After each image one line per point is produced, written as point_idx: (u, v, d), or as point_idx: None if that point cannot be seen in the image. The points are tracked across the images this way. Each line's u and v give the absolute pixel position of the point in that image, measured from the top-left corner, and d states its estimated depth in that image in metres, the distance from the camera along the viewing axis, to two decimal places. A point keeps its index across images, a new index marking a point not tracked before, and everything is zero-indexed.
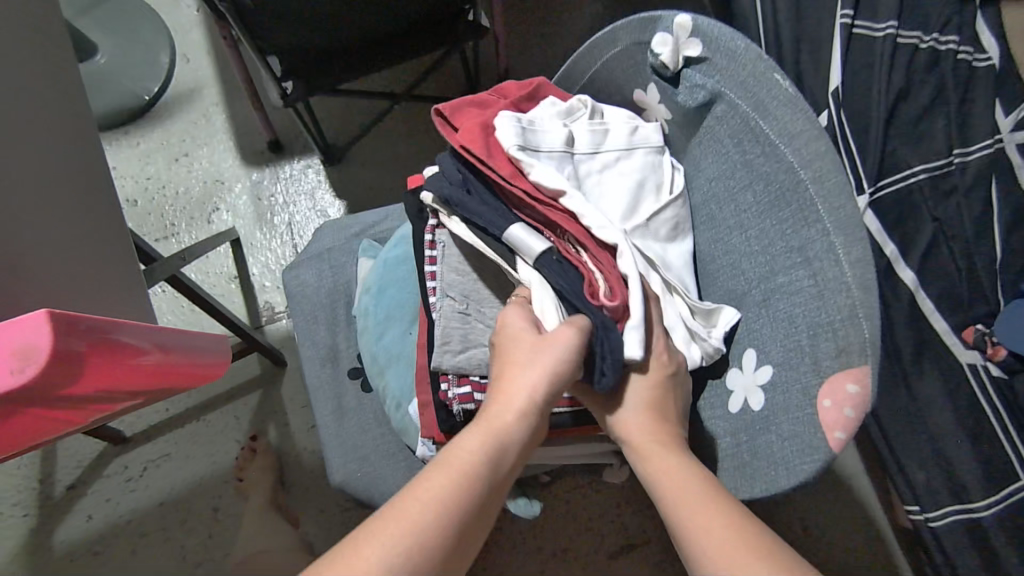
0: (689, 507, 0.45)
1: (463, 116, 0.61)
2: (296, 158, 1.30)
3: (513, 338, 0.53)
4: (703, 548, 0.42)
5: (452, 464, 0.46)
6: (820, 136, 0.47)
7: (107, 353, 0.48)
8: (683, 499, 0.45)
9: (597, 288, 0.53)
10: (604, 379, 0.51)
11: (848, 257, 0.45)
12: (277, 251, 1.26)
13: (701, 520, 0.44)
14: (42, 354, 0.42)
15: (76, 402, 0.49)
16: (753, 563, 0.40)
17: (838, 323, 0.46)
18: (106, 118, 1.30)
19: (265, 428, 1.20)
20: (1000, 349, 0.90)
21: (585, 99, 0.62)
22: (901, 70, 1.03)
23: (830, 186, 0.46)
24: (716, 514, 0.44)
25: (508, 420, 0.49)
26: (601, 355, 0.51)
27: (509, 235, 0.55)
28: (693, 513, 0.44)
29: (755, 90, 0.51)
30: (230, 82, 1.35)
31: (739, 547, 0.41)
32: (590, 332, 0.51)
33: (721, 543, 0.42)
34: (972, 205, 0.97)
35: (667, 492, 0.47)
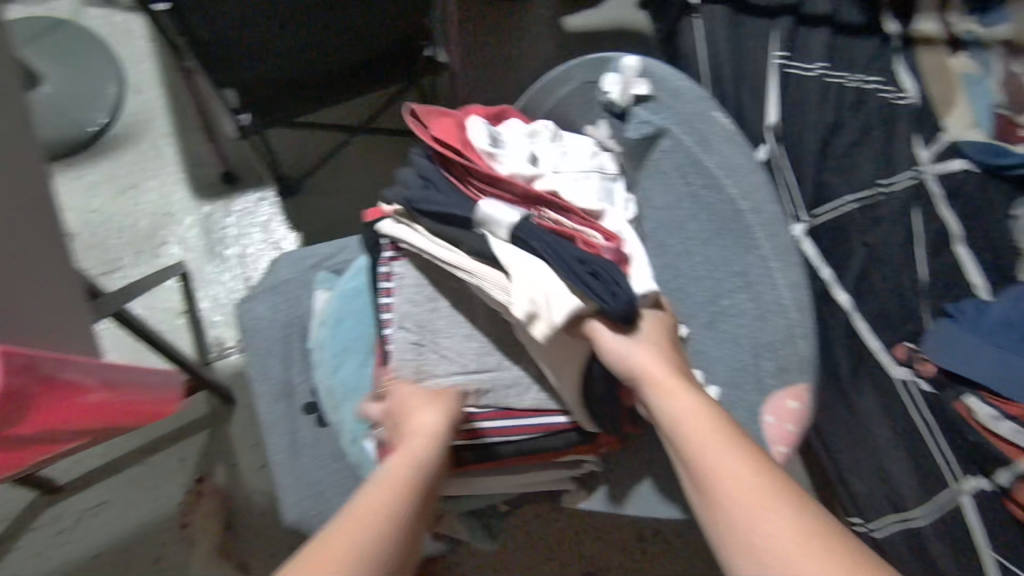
0: (719, 462, 0.44)
1: (430, 118, 0.62)
2: (248, 190, 1.28)
3: (408, 393, 0.59)
4: (736, 503, 0.42)
5: (390, 483, 0.49)
6: (755, 169, 0.53)
7: (45, 389, 0.47)
8: (710, 453, 0.45)
9: (589, 241, 0.55)
10: (619, 296, 0.51)
11: (784, 277, 0.50)
12: (228, 284, 1.24)
13: (732, 476, 0.43)
14: None
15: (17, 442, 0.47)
16: (776, 509, 0.41)
17: (779, 340, 0.50)
18: (48, 149, 1.26)
19: (213, 468, 1.16)
20: (929, 364, 0.95)
21: (548, 124, 0.64)
22: (830, 108, 1.10)
23: (767, 213, 0.52)
24: (740, 459, 0.44)
25: (428, 448, 0.54)
26: (611, 287, 0.51)
27: (481, 211, 0.55)
28: (717, 456, 0.44)
29: (699, 127, 0.56)
30: (181, 114, 1.33)
31: (770, 501, 0.41)
32: (599, 261, 0.52)
33: (754, 499, 0.42)
34: (899, 231, 1.03)
35: (688, 432, 0.47)
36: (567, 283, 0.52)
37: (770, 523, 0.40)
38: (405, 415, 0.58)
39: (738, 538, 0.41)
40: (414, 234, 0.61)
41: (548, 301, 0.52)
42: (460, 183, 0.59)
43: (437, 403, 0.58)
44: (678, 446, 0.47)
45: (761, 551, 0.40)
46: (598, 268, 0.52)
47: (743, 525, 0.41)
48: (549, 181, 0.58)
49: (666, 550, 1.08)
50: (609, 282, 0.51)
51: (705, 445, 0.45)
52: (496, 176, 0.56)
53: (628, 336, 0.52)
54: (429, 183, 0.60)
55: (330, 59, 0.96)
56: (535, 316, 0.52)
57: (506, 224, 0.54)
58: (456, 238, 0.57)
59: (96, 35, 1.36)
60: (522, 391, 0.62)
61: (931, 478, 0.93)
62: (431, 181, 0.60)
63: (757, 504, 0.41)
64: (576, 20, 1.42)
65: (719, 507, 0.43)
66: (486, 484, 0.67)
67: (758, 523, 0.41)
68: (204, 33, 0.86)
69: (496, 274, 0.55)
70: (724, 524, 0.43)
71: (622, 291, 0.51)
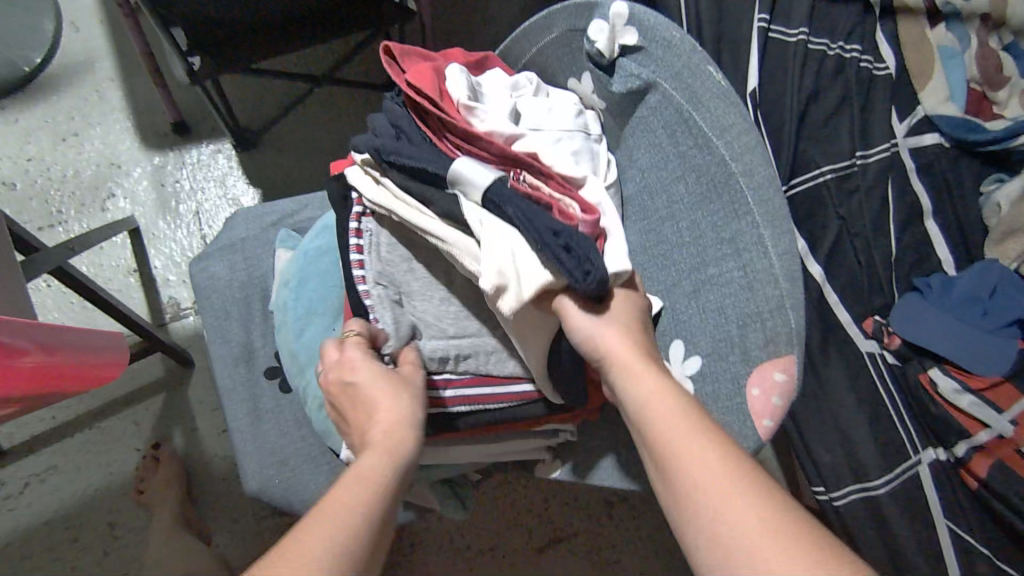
0: (680, 445, 0.43)
1: (412, 62, 0.59)
2: (203, 142, 1.20)
3: (370, 377, 0.53)
4: (699, 489, 0.41)
5: (364, 483, 0.45)
6: (750, 131, 0.47)
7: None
8: (671, 436, 0.43)
9: (565, 210, 0.52)
10: (591, 276, 0.46)
11: (776, 248, 0.46)
12: (183, 241, 1.17)
13: (693, 460, 0.42)
14: None
15: None
16: (739, 496, 0.39)
17: (766, 313, 0.47)
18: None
19: (170, 433, 1.11)
20: (896, 338, 0.98)
21: (531, 76, 0.61)
22: (811, 76, 1.08)
23: (759, 179, 0.47)
24: (706, 444, 0.42)
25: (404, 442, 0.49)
26: (586, 262, 0.47)
27: (454, 169, 0.52)
28: (685, 444, 0.43)
29: (690, 82, 0.51)
30: (127, 56, 1.22)
31: (733, 487, 0.40)
32: (574, 234, 0.47)
33: (716, 486, 0.40)
34: (872, 203, 1.04)
35: (650, 413, 0.45)
36: (537, 255, 0.49)
37: (735, 518, 0.39)
38: (369, 403, 0.52)
39: (703, 529, 0.40)
40: (382, 188, 0.59)
41: (516, 273, 0.50)
42: (435, 137, 0.56)
43: (404, 390, 0.53)
44: (640, 430, 0.46)
45: (723, 543, 0.39)
46: (571, 243, 0.47)
47: (709, 514, 0.40)
48: (529, 143, 0.55)
49: (633, 514, 1.09)
50: (582, 257, 0.47)
51: (667, 427, 0.44)
52: (472, 133, 0.53)
53: (595, 314, 0.50)
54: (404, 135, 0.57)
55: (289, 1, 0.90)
56: (503, 288, 0.50)
57: (479, 186, 0.51)
58: (427, 196, 0.55)
59: None
60: (503, 357, 0.60)
61: (890, 445, 0.95)
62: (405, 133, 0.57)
63: (722, 495, 0.40)
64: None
65: (682, 494, 0.42)
66: (460, 452, 0.65)
67: (723, 512, 0.39)
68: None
69: (465, 238, 0.54)
70: (689, 512, 0.41)
71: (596, 271, 0.47)
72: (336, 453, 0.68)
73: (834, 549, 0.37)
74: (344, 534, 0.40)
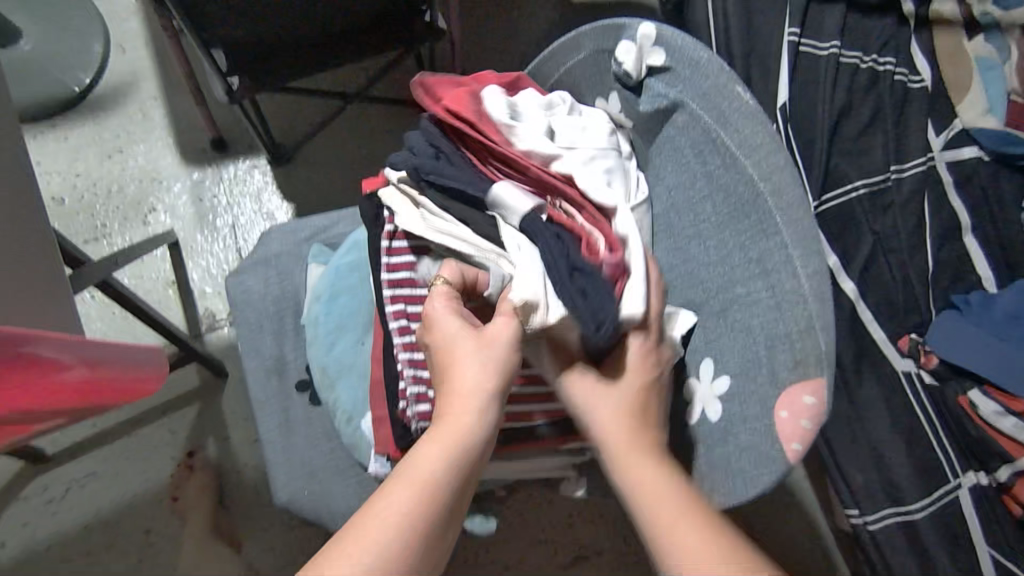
0: (658, 511, 0.45)
1: (449, 87, 0.61)
2: (240, 158, 1.24)
3: (452, 340, 0.50)
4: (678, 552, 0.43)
5: (412, 477, 0.44)
6: (778, 150, 0.47)
7: (29, 371, 0.45)
8: (648, 502, 0.45)
9: (592, 245, 0.53)
10: (602, 326, 0.48)
11: (805, 270, 0.46)
12: (220, 255, 1.20)
13: (670, 527, 0.44)
14: None
15: None
16: (716, 558, 0.42)
17: (796, 334, 0.46)
18: (28, 108, 1.21)
19: (204, 442, 1.14)
20: (933, 357, 0.95)
21: (565, 95, 0.61)
22: (843, 89, 1.07)
23: (787, 200, 0.47)
24: (681, 511, 0.44)
25: (469, 421, 0.47)
26: (598, 308, 0.48)
27: (494, 193, 0.54)
28: (656, 503, 0.45)
29: (716, 102, 0.51)
30: (169, 76, 1.27)
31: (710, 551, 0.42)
32: (593, 276, 0.49)
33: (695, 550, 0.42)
34: (908, 218, 1.02)
35: (631, 477, 0.47)
36: (557, 289, 0.49)
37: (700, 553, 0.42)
38: (446, 367, 0.50)
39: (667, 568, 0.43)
40: (416, 206, 0.60)
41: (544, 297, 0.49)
42: (477, 161, 0.58)
43: (483, 354, 0.49)
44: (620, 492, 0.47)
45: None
46: (587, 286, 0.49)
47: None
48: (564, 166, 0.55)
49: None
50: (591, 303, 0.48)
51: (645, 493, 0.46)
52: (513, 158, 0.55)
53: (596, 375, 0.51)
54: (442, 155, 0.59)
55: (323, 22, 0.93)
56: (531, 306, 0.48)
57: (519, 212, 0.53)
58: (463, 217, 0.57)
59: None
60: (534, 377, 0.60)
61: (927, 468, 0.93)
62: (444, 154, 0.59)
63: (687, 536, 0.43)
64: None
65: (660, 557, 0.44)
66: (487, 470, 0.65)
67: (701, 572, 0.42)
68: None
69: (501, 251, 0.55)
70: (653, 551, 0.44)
71: (607, 320, 0.48)
72: (364, 466, 0.69)
73: None
74: (398, 541, 0.42)
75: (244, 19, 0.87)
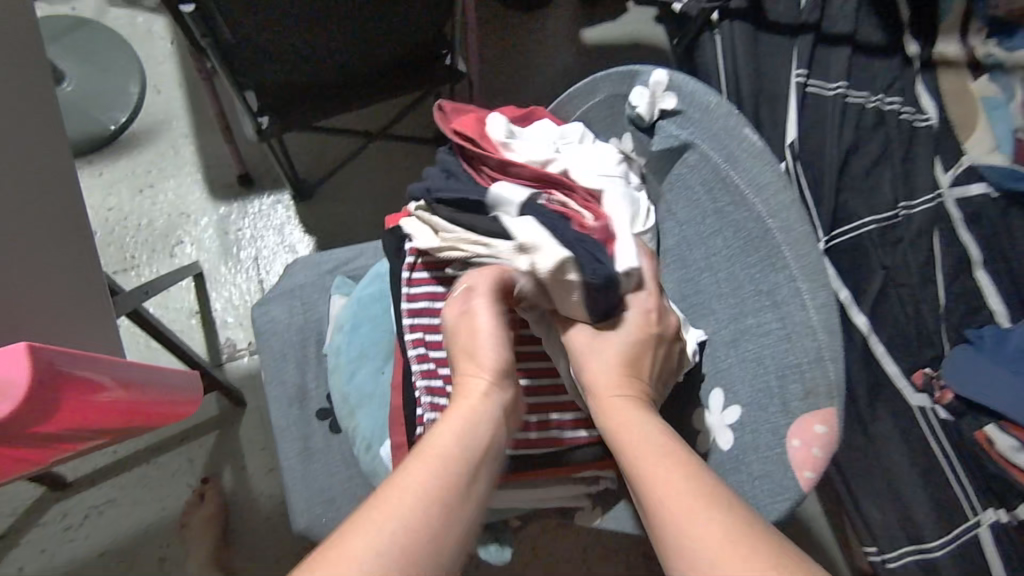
0: (646, 467, 0.44)
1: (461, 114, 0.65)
2: (265, 193, 1.29)
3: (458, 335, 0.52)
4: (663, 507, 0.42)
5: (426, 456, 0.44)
6: (786, 189, 0.50)
7: (81, 390, 0.47)
8: (636, 459, 0.45)
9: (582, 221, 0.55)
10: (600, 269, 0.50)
11: (814, 303, 0.48)
12: (242, 286, 1.24)
13: (659, 482, 0.43)
14: (18, 392, 0.43)
15: (46, 438, 0.49)
16: (703, 516, 0.40)
17: (806, 365, 0.48)
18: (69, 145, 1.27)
19: (220, 470, 1.15)
20: (948, 393, 0.95)
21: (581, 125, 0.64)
22: (851, 128, 1.10)
23: (796, 235, 0.49)
24: (670, 469, 0.43)
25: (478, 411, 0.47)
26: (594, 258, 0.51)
27: (492, 192, 0.56)
28: (646, 464, 0.44)
29: (725, 143, 0.54)
30: (201, 115, 1.33)
31: (696, 505, 0.41)
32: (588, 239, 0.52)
33: (680, 507, 0.41)
34: (918, 253, 1.03)
35: (624, 440, 0.47)
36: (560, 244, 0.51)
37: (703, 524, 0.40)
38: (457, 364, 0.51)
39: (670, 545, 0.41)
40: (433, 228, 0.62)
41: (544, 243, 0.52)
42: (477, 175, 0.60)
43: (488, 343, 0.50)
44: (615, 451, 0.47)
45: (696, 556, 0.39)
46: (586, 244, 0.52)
47: (675, 532, 0.40)
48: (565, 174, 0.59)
49: None
50: (590, 255, 0.51)
51: (633, 452, 0.46)
52: (509, 162, 0.58)
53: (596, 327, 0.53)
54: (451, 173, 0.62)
55: (349, 67, 0.98)
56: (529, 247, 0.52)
57: (514, 204, 0.55)
58: (473, 222, 0.58)
59: (119, 33, 1.37)
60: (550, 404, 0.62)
61: (944, 505, 0.92)
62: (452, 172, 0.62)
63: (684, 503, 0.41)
64: (595, 31, 1.43)
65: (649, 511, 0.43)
66: (504, 497, 0.66)
67: (686, 529, 0.40)
68: (233, 41, 0.86)
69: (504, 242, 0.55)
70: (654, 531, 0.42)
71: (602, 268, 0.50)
72: None
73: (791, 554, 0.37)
74: (414, 508, 0.41)
75: (275, 65, 0.93)
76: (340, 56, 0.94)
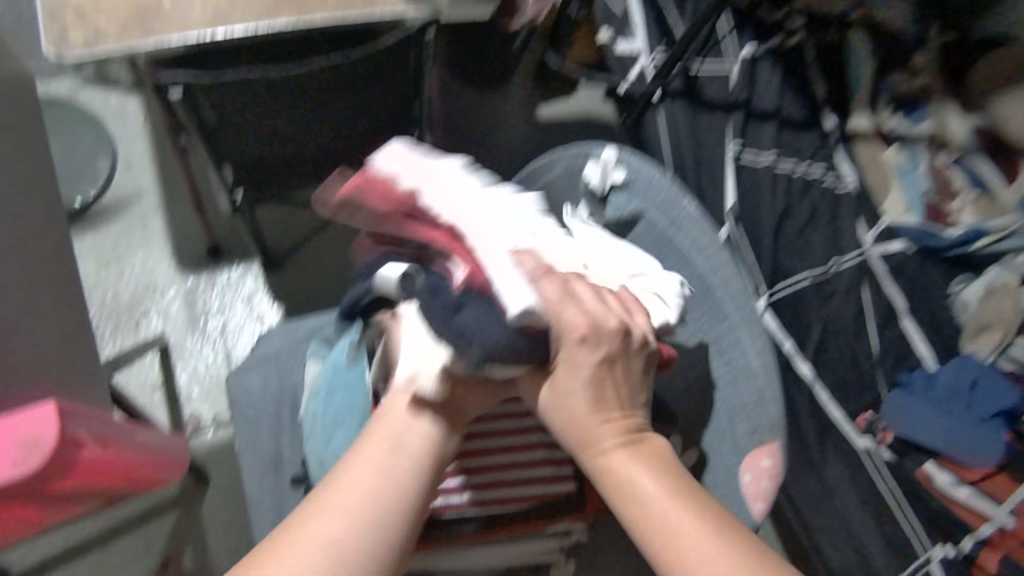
0: (623, 474, 0.50)
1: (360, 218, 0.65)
2: (233, 264, 1.31)
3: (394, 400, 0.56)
4: (653, 515, 0.48)
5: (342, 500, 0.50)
6: (722, 250, 0.60)
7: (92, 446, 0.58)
8: (613, 466, 0.50)
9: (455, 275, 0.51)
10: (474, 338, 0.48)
11: (754, 348, 0.56)
12: (209, 357, 1.24)
13: (652, 494, 0.49)
14: (47, 445, 0.53)
15: (57, 495, 0.58)
16: (688, 518, 0.48)
17: (751, 405, 0.55)
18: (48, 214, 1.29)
19: (182, 550, 1.12)
20: (888, 433, 1.02)
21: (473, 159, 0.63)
22: (782, 194, 1.21)
23: (734, 290, 0.58)
24: (650, 476, 0.50)
25: (400, 464, 0.52)
26: (468, 332, 0.48)
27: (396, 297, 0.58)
28: (623, 467, 0.50)
29: (669, 213, 0.64)
30: (170, 190, 1.36)
31: (680, 510, 0.48)
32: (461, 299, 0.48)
33: (671, 510, 0.48)
34: (850, 304, 1.12)
35: (596, 446, 0.51)
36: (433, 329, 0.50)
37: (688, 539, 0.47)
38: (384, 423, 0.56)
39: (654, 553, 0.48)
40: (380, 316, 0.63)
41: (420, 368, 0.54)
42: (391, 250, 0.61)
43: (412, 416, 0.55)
44: (593, 469, 0.51)
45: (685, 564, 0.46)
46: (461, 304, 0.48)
47: (667, 530, 0.47)
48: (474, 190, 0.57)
49: None
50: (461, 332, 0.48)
51: (611, 464, 0.51)
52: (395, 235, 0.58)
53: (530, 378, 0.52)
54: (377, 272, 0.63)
55: (323, 145, 1.04)
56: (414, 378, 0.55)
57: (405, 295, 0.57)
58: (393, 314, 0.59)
59: (91, 113, 1.40)
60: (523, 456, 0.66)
61: (895, 543, 0.97)
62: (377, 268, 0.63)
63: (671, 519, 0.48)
64: (549, 109, 1.55)
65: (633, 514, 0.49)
66: (476, 556, 0.67)
67: (675, 530, 0.47)
68: (214, 122, 0.93)
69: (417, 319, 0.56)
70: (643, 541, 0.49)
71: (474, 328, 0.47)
72: None
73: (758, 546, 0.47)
74: (327, 544, 0.48)
75: (253, 144, 0.99)
76: (315, 134, 1.01)
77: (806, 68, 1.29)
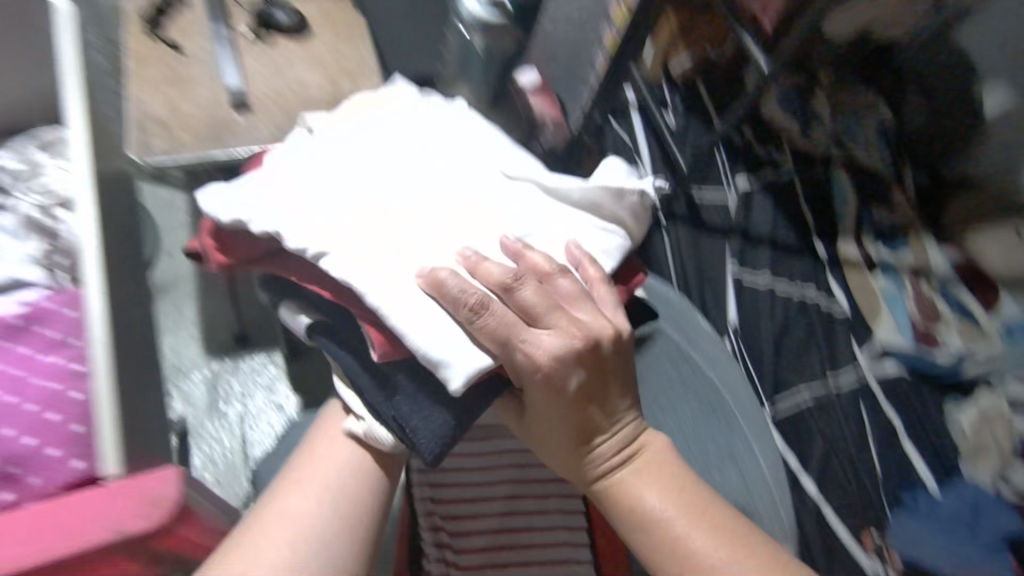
0: (663, 497, 0.90)
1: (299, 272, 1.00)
2: (257, 351, 1.37)
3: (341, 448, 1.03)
4: (672, 526, 0.87)
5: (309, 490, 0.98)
6: (729, 362, 1.11)
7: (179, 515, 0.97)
8: (668, 489, 0.90)
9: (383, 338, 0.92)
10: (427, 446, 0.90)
11: (746, 422, 1.03)
12: (225, 444, 1.28)
13: (677, 504, 0.89)
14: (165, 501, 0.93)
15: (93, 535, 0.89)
16: (701, 527, 0.87)
17: (737, 461, 1.01)
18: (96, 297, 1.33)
19: None
20: (894, 555, 1.06)
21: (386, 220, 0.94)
22: (780, 313, 1.30)
23: (743, 399, 1.04)
24: (683, 493, 0.90)
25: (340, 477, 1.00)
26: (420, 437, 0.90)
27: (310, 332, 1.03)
28: (679, 478, 0.92)
29: (684, 326, 1.14)
30: (206, 278, 1.44)
31: (702, 520, 0.87)
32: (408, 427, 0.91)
33: (687, 519, 0.87)
34: (850, 422, 1.16)
35: (634, 476, 0.93)
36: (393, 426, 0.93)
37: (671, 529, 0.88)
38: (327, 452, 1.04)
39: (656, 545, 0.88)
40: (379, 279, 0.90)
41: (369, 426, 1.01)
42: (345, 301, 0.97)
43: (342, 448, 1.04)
44: (645, 495, 0.91)
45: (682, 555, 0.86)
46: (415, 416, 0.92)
47: (672, 537, 0.86)
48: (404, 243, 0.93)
49: None
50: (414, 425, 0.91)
51: (663, 486, 0.91)
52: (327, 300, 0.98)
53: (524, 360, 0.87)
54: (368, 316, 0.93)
55: None
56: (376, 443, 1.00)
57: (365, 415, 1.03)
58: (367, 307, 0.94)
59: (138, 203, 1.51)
60: None
61: None
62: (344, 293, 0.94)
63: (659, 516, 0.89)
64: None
65: (653, 522, 0.88)
66: None
67: (688, 532, 0.86)
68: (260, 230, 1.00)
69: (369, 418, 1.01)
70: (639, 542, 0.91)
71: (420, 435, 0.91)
72: None
73: (765, 552, 0.85)
74: (295, 522, 0.93)
75: None
76: None
77: (795, 198, 1.31)
